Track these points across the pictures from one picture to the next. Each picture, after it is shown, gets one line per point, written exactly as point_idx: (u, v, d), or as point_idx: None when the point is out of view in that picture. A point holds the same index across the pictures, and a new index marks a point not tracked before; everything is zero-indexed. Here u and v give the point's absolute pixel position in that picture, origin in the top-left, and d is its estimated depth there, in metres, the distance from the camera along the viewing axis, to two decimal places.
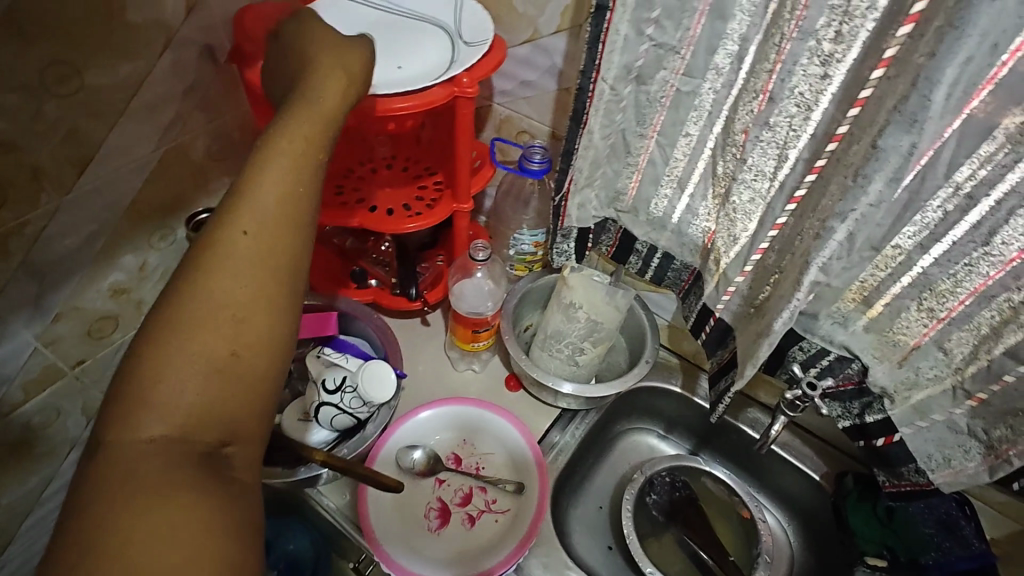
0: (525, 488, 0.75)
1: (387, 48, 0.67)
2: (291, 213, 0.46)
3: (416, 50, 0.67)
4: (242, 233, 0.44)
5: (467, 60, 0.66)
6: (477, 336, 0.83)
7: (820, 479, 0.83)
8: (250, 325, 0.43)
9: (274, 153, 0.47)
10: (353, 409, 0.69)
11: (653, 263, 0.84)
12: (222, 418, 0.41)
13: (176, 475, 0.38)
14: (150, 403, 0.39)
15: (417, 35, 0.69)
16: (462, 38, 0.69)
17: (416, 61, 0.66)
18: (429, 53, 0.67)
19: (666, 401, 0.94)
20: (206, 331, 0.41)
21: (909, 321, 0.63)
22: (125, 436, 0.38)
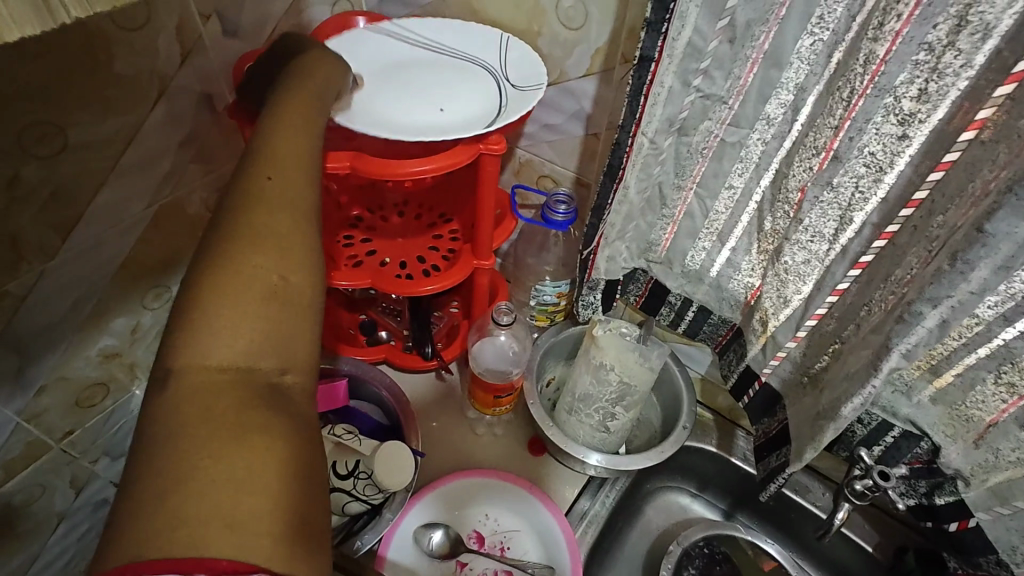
0: (557, 574, 0.68)
1: (429, 90, 0.62)
2: (304, 161, 0.45)
3: (462, 94, 0.62)
4: (274, 174, 0.42)
5: (519, 107, 0.60)
6: (499, 401, 0.77)
7: (873, 551, 0.76)
8: (299, 249, 0.40)
9: (281, 115, 0.48)
10: (367, 495, 0.63)
11: (687, 316, 0.78)
12: (281, 341, 0.37)
13: (244, 398, 0.34)
14: (203, 330, 0.35)
15: (458, 76, 0.64)
16: (511, 81, 0.63)
17: (460, 107, 0.61)
18: (476, 98, 0.61)
19: (701, 459, 0.87)
20: (254, 254, 0.38)
21: (985, 395, 0.56)
22: (179, 363, 0.34)
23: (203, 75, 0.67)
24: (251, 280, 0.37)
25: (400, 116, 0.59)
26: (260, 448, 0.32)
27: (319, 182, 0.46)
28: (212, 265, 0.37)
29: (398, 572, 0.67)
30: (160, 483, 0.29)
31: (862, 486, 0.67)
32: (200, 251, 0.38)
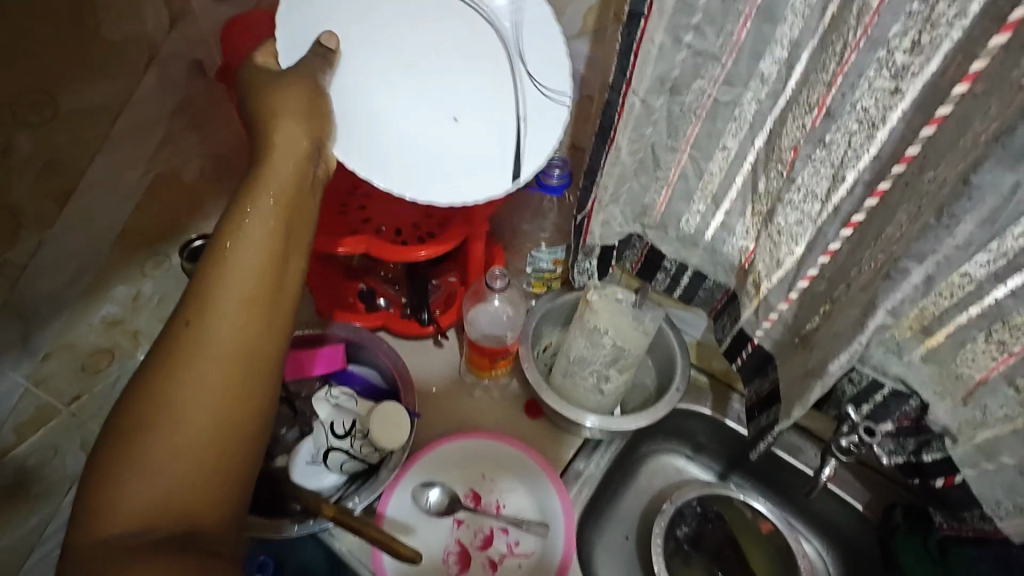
0: (551, 531, 0.70)
1: (441, 92, 0.61)
2: (225, 295, 0.47)
3: (477, 96, 0.61)
4: (189, 331, 0.46)
5: (542, 137, 0.61)
6: (494, 364, 0.77)
7: (864, 509, 0.78)
8: (205, 405, 0.44)
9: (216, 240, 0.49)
10: (364, 454, 0.66)
11: (683, 281, 0.78)
12: (188, 496, 0.43)
13: (147, 557, 0.40)
14: (115, 497, 0.42)
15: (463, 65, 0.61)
16: (533, 74, 0.59)
17: (478, 116, 0.62)
18: (493, 101, 0.61)
19: (697, 422, 0.88)
20: (164, 417, 0.44)
21: (975, 354, 0.56)
22: (94, 529, 0.41)
23: (193, 40, 0.67)
24: (168, 443, 0.43)
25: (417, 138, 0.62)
26: None
27: (245, 311, 0.47)
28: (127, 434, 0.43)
29: (397, 527, 0.70)
30: None
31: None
32: (123, 411, 0.44)
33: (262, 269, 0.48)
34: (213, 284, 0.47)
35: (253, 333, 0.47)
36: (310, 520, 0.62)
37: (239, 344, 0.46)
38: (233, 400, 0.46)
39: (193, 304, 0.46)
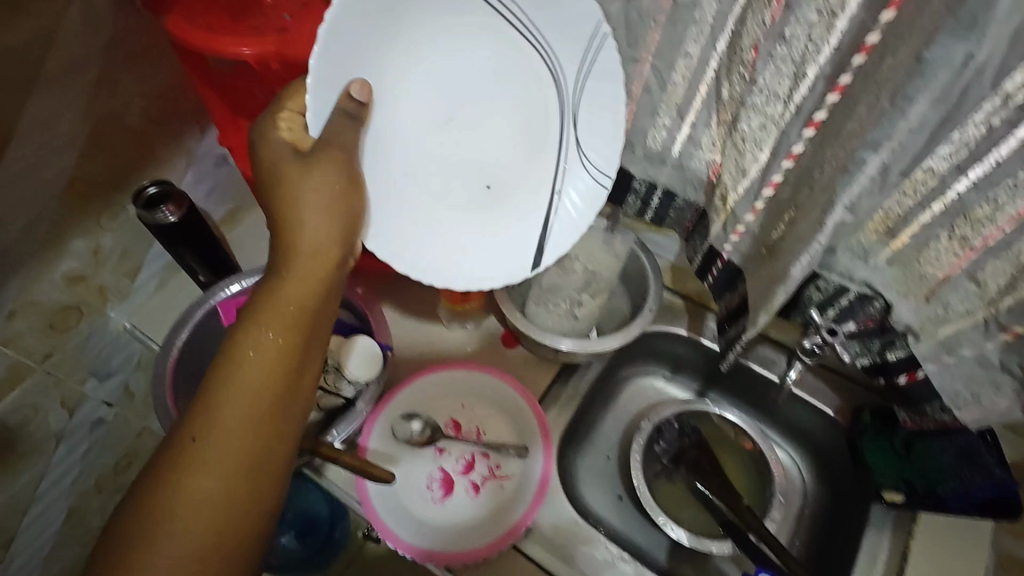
0: (530, 452, 0.72)
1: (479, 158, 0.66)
2: (261, 387, 0.49)
3: (507, 167, 0.67)
4: (223, 417, 0.47)
5: (573, 218, 0.67)
6: (465, 297, 0.79)
7: (834, 414, 0.81)
8: (238, 490, 0.47)
9: (254, 327, 0.49)
10: (338, 388, 0.65)
11: (653, 202, 0.77)
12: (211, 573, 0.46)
13: None
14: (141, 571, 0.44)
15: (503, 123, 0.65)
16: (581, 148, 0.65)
17: (505, 188, 0.67)
18: (527, 167, 0.67)
19: (674, 343, 0.89)
20: (196, 498, 0.46)
21: (938, 252, 0.57)
22: None
23: None
24: (176, 547, 0.45)
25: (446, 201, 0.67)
26: None
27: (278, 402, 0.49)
28: (159, 510, 0.45)
29: (378, 459, 0.71)
30: None
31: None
32: (155, 484, 0.46)
33: (279, 378, 0.49)
34: (247, 375, 0.48)
35: (282, 419, 0.50)
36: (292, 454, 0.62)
37: (249, 450, 0.48)
38: (258, 484, 0.48)
39: (228, 391, 0.48)
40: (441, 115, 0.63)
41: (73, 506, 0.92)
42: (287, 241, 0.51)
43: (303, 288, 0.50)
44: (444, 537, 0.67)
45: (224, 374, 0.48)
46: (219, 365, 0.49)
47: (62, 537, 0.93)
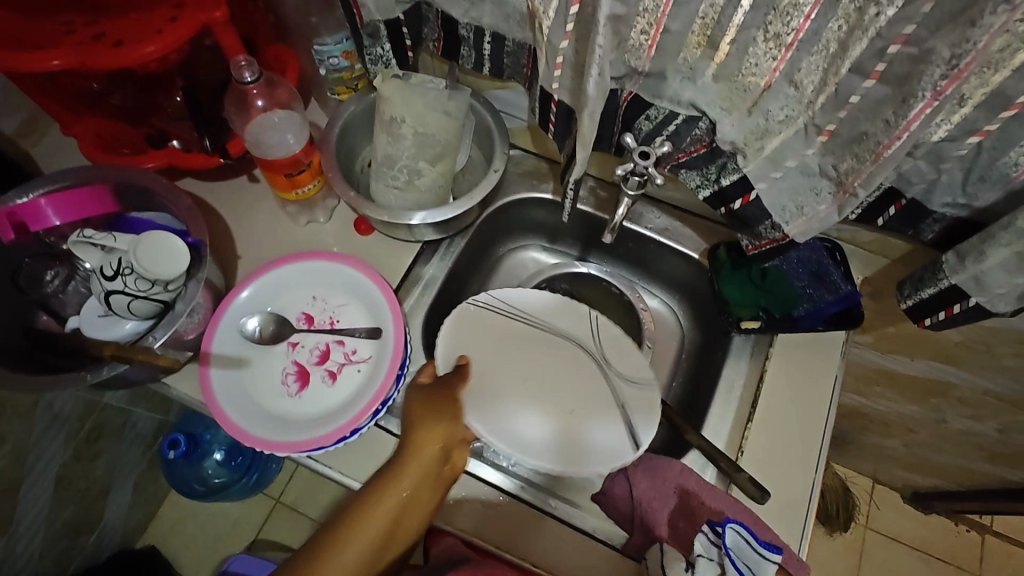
0: (383, 333, 0.69)
1: (561, 400, 0.72)
2: (392, 517, 0.56)
3: (586, 399, 0.72)
4: (355, 534, 0.55)
5: (643, 399, 0.72)
6: (296, 181, 0.69)
7: (698, 257, 0.80)
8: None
9: (398, 473, 0.58)
10: (144, 291, 0.58)
11: (485, 51, 0.70)
12: None
13: None
14: None
15: (578, 382, 0.74)
16: (615, 358, 0.75)
17: (590, 415, 0.71)
18: (596, 384, 0.73)
19: (540, 210, 0.86)
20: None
21: (758, 57, 0.51)
22: None
23: None
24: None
25: (542, 431, 0.70)
26: None
27: (399, 540, 0.57)
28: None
29: (225, 362, 0.68)
30: None
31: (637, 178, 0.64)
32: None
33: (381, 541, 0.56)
34: (383, 505, 0.56)
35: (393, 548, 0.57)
36: (107, 366, 0.58)
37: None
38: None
39: (366, 516, 0.56)
40: (532, 392, 0.72)
41: None
42: (412, 444, 0.60)
43: (419, 479, 0.58)
44: (300, 427, 0.65)
45: (346, 530, 0.55)
46: (361, 496, 0.57)
47: None
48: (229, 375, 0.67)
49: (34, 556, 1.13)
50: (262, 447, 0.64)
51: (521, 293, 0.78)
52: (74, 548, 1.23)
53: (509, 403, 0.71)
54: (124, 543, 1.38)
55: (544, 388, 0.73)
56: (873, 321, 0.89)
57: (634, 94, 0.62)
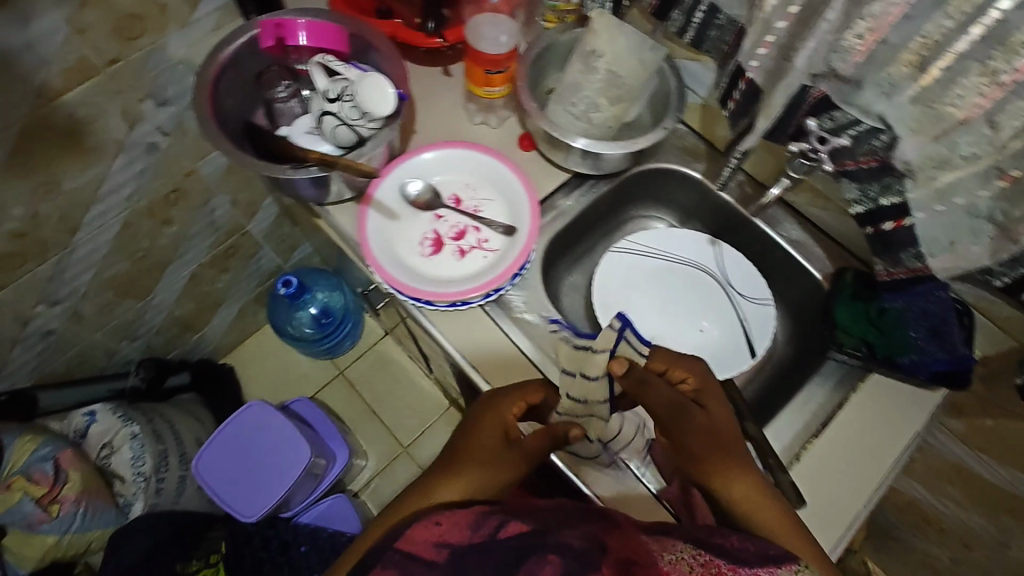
0: (517, 232, 0.77)
1: (688, 313, 0.82)
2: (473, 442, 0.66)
3: (708, 308, 0.82)
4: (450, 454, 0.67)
5: (762, 317, 0.80)
6: (491, 80, 0.78)
7: (819, 278, 0.82)
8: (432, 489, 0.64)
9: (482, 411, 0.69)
10: (352, 121, 0.69)
11: (695, 19, 0.74)
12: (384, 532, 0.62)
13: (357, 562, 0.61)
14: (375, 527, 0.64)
15: (699, 301, 0.83)
16: (736, 287, 0.82)
17: (717, 324, 0.81)
18: (712, 302, 0.82)
19: (683, 188, 0.90)
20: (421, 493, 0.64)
21: (966, 88, 0.52)
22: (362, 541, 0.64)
23: None
24: None
25: (678, 343, 0.80)
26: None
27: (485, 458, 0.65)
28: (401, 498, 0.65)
29: (382, 210, 0.78)
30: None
31: (806, 162, 0.70)
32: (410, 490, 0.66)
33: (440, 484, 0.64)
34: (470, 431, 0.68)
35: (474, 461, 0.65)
36: (303, 170, 0.70)
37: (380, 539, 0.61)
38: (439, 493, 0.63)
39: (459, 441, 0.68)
40: (667, 308, 0.82)
41: (128, 220, 1.07)
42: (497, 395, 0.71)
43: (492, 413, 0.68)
44: (425, 281, 0.75)
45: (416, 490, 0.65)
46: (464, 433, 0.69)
47: (116, 245, 1.09)
48: (382, 223, 0.77)
49: (153, 328, 1.34)
50: (393, 288, 0.74)
51: (647, 233, 0.85)
52: (180, 338, 1.44)
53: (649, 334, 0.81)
54: (210, 354, 1.58)
55: (673, 309, 0.82)
56: (974, 410, 0.87)
57: (824, 94, 0.63)
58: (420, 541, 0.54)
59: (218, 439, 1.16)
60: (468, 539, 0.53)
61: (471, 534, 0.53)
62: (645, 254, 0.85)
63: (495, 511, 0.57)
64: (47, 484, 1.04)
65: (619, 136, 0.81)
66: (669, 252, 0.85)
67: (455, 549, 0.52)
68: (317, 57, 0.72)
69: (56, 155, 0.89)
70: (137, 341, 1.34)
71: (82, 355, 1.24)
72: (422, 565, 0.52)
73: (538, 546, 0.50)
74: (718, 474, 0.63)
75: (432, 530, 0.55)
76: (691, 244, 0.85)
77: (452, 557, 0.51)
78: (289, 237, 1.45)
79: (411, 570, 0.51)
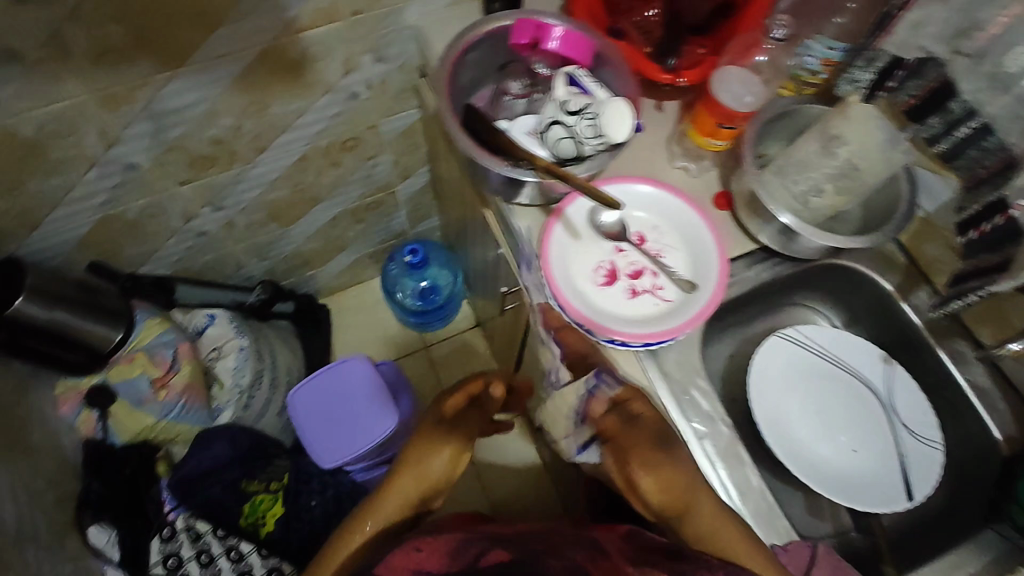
0: (698, 290, 0.74)
1: (842, 426, 0.77)
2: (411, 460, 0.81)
3: (865, 427, 0.77)
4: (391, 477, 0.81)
5: (924, 458, 0.74)
6: (717, 132, 0.76)
7: (998, 437, 0.76)
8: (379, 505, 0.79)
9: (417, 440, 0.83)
10: (583, 138, 0.69)
11: (958, 134, 0.72)
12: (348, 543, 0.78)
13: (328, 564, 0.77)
14: (337, 542, 0.79)
15: (856, 417, 0.78)
16: (902, 416, 0.77)
17: (871, 449, 0.76)
18: (871, 422, 0.77)
19: (865, 292, 0.85)
20: (374, 514, 0.79)
21: None
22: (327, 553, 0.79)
23: None
24: None
25: (828, 454, 0.75)
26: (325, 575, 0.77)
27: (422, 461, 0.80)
28: (356, 519, 0.80)
29: (568, 226, 0.78)
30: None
31: None
32: (360, 512, 0.81)
33: (386, 498, 0.79)
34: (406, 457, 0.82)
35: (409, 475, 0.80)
36: (518, 168, 0.71)
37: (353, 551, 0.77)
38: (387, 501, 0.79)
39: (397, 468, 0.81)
40: (823, 413, 0.77)
41: (305, 154, 1.12)
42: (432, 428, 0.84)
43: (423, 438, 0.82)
44: (593, 310, 0.74)
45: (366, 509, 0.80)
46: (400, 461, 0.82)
47: (287, 173, 1.15)
48: (564, 241, 0.77)
49: (281, 254, 1.41)
50: (561, 308, 0.74)
51: (820, 329, 0.80)
52: (298, 269, 1.51)
53: (800, 436, 0.76)
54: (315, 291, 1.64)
55: (828, 416, 0.77)
56: None
57: None
58: (399, 567, 0.64)
59: (311, 385, 1.24)
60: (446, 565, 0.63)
61: (447, 562, 0.64)
62: (810, 350, 0.80)
63: (475, 539, 0.68)
64: (164, 368, 1.14)
65: (828, 225, 0.77)
66: (837, 356, 0.80)
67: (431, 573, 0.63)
68: (569, 67, 0.72)
69: (275, 81, 0.94)
70: (265, 262, 1.41)
71: (217, 261, 1.31)
72: None
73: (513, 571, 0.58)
74: (680, 505, 0.68)
75: (412, 558, 0.66)
76: (865, 355, 0.80)
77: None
78: (424, 208, 1.49)
79: None
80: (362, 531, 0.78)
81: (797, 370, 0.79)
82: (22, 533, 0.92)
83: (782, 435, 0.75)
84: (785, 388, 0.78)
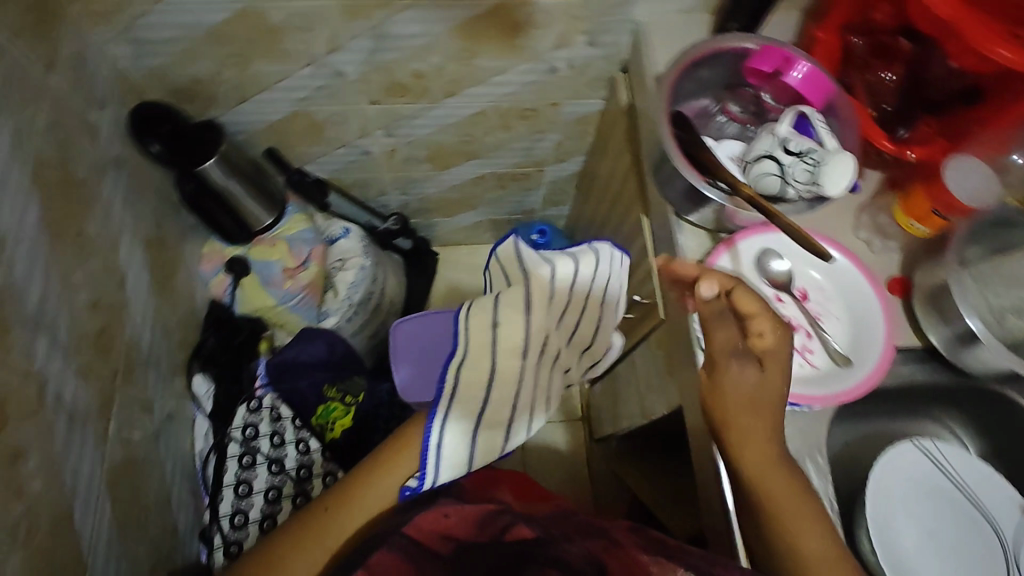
0: (851, 367, 0.71)
1: (953, 559, 0.72)
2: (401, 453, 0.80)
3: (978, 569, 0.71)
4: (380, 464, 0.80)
5: None
6: (928, 216, 0.75)
7: None
8: (370, 488, 0.78)
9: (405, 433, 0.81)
10: (790, 179, 0.68)
11: None
12: (339, 519, 0.77)
13: (310, 536, 0.76)
14: (318, 515, 0.77)
15: (971, 556, 0.72)
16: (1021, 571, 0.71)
17: None
18: (986, 567, 0.71)
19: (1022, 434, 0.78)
20: (367, 494, 0.78)
21: None
22: (303, 523, 0.77)
23: None
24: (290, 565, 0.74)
25: None
26: (306, 549, 0.75)
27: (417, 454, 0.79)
28: (344, 498, 0.78)
29: (735, 260, 0.77)
30: (275, 550, 0.75)
31: None
32: (344, 489, 0.79)
33: (378, 482, 0.79)
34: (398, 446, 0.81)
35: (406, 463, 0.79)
36: (712, 185, 0.71)
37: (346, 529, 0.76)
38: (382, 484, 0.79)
39: (386, 456, 0.80)
40: (937, 539, 0.72)
41: (485, 110, 1.16)
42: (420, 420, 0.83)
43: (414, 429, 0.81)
44: None
45: (355, 488, 0.79)
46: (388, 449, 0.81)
47: (462, 122, 1.19)
48: (727, 273, 0.76)
49: (421, 194, 1.47)
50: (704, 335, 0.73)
51: (958, 452, 0.75)
52: (428, 213, 1.57)
53: (909, 554, 0.71)
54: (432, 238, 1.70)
55: (942, 544, 0.72)
56: None
57: None
58: (426, 530, 0.66)
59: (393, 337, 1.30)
60: (474, 537, 0.66)
61: (477, 531, 0.67)
62: (940, 469, 0.75)
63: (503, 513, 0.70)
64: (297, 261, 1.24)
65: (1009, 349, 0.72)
66: (968, 486, 0.74)
67: (460, 541, 0.66)
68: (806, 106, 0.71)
69: (492, 36, 0.98)
70: (404, 196, 1.48)
71: (367, 182, 1.39)
72: (431, 553, 0.65)
73: (540, 553, 0.61)
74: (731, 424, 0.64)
75: (440, 521, 0.68)
76: (1001, 499, 0.74)
77: (456, 549, 0.65)
78: (563, 195, 1.50)
79: (423, 557, 0.64)
80: (353, 509, 0.77)
81: (921, 486, 0.74)
82: (147, 355, 1.04)
83: (890, 546, 0.71)
84: (905, 500, 0.73)
